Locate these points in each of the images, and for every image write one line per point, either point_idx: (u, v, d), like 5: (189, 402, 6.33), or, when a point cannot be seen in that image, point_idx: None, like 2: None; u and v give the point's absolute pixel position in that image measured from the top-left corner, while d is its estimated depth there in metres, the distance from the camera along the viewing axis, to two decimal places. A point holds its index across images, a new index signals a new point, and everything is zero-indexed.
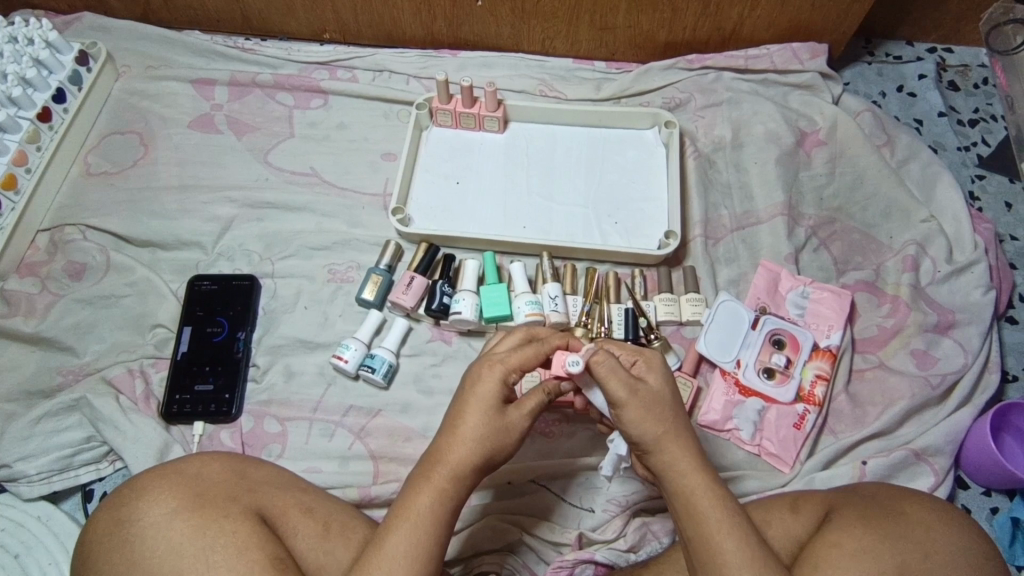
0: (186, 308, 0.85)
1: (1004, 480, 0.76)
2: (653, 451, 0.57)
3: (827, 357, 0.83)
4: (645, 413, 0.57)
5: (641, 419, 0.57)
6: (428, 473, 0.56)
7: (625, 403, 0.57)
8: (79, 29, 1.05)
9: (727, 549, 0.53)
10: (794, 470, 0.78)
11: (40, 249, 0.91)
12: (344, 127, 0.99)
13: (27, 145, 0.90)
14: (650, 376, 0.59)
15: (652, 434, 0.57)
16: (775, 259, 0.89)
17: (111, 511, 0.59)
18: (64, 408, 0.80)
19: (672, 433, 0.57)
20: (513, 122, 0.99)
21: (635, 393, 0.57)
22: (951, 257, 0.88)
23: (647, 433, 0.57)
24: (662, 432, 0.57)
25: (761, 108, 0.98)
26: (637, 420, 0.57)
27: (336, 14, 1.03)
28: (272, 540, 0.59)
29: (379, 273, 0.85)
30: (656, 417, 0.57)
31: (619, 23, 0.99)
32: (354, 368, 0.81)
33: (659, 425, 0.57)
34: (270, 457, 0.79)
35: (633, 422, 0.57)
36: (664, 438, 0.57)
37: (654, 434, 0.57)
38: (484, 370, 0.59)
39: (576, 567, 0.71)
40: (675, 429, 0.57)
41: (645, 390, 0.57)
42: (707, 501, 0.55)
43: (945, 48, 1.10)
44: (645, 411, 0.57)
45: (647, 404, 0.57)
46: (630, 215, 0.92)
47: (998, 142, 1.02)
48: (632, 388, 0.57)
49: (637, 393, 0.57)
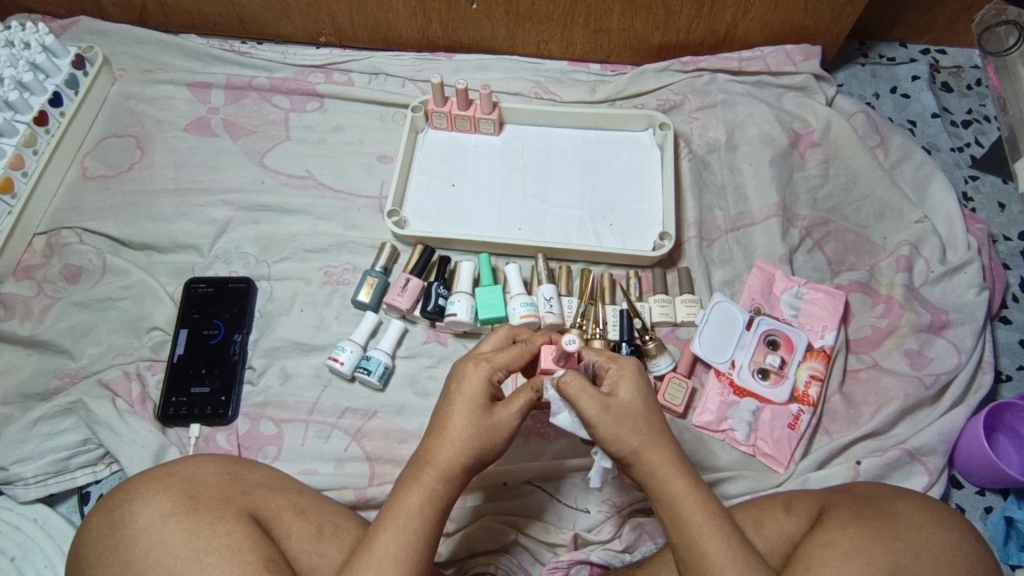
0: (183, 311, 0.86)
1: (997, 480, 0.76)
2: (633, 462, 0.57)
3: (821, 358, 0.84)
4: (620, 427, 0.56)
5: (617, 434, 0.56)
6: (416, 474, 0.57)
7: (599, 421, 0.57)
8: (76, 34, 1.06)
9: (711, 552, 0.53)
10: (788, 469, 0.78)
11: (36, 252, 0.91)
12: (340, 130, 1.00)
13: (23, 149, 0.90)
14: (622, 387, 0.58)
15: (630, 446, 0.57)
16: (769, 260, 0.89)
17: (105, 513, 0.59)
18: (60, 411, 0.81)
19: (648, 443, 0.57)
20: (508, 124, 0.99)
21: (608, 409, 0.57)
22: (945, 258, 0.89)
23: (625, 446, 0.57)
24: (639, 442, 0.57)
25: (755, 110, 0.99)
26: (613, 436, 0.57)
27: (332, 17, 1.03)
28: (266, 542, 0.59)
29: (375, 276, 0.86)
30: (633, 429, 0.57)
31: (613, 26, 0.99)
32: (351, 369, 0.81)
33: (637, 435, 0.56)
34: (266, 459, 0.79)
35: (609, 438, 0.57)
36: (642, 448, 0.57)
37: (631, 447, 0.57)
38: (470, 368, 0.60)
39: (571, 568, 0.72)
40: (653, 436, 0.57)
41: (618, 404, 0.57)
42: (689, 507, 0.55)
43: (939, 50, 1.11)
44: (620, 426, 0.56)
45: (621, 418, 0.57)
46: (625, 216, 0.92)
47: (991, 143, 1.02)
48: (604, 406, 0.57)
49: (609, 409, 0.57)
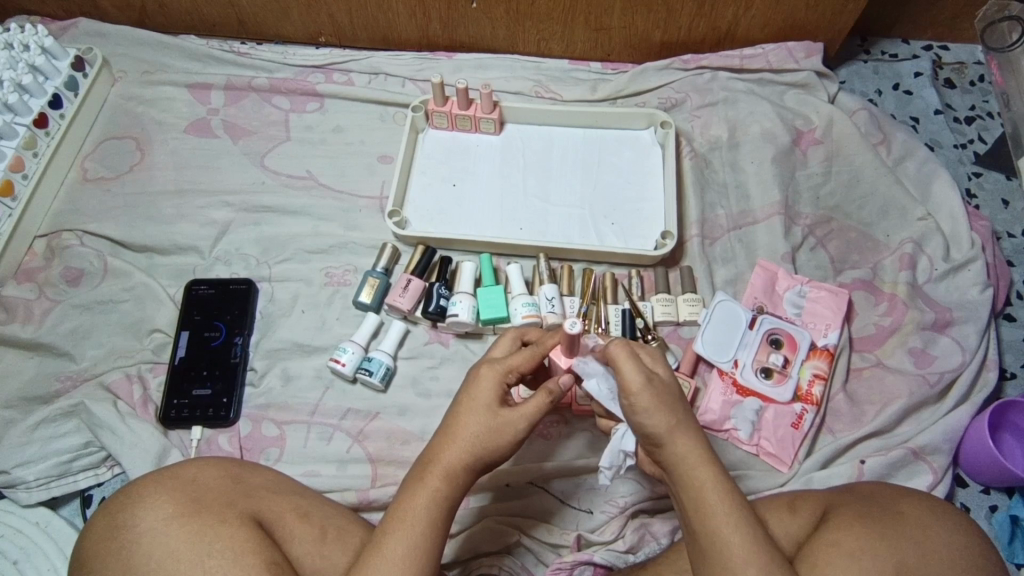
0: (184, 313, 0.85)
1: (1003, 479, 0.76)
2: (664, 441, 0.56)
3: (824, 357, 0.83)
4: (659, 400, 0.56)
5: (654, 407, 0.56)
6: (422, 475, 0.57)
7: (638, 391, 0.56)
8: (75, 35, 1.05)
9: (735, 544, 0.53)
10: (792, 469, 0.78)
11: (37, 255, 0.91)
12: (340, 130, 0.99)
13: (24, 151, 0.90)
14: (659, 367, 0.60)
15: (666, 423, 0.56)
16: (772, 259, 0.89)
17: (106, 519, 0.59)
18: (62, 414, 0.80)
19: (681, 425, 0.57)
20: (509, 123, 0.99)
21: (650, 380, 0.57)
22: (948, 255, 0.88)
23: (659, 422, 0.56)
24: (672, 422, 0.56)
25: (757, 108, 0.98)
26: (651, 407, 0.56)
27: (331, 17, 1.03)
28: (269, 546, 0.59)
29: (376, 276, 0.85)
30: (667, 407, 0.57)
31: (615, 24, 0.99)
32: (352, 370, 0.81)
33: (671, 414, 0.57)
34: (268, 462, 0.79)
35: (647, 410, 0.56)
36: (674, 428, 0.56)
37: (666, 424, 0.56)
38: (482, 371, 0.60)
39: (575, 568, 0.71)
40: (684, 420, 0.57)
41: (658, 380, 0.58)
42: (716, 494, 0.54)
43: (941, 46, 1.10)
44: (657, 400, 0.56)
45: (659, 393, 0.57)
46: (627, 215, 0.92)
47: (994, 139, 1.02)
48: (646, 377, 0.57)
49: (651, 381, 0.57)
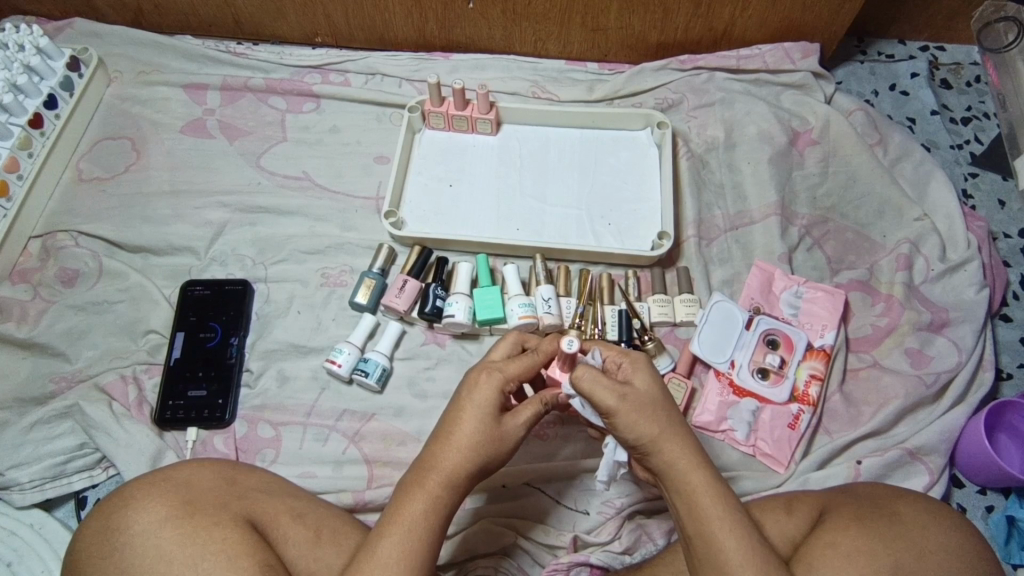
0: (179, 314, 0.85)
1: (1000, 479, 0.76)
2: (651, 450, 0.57)
3: (821, 357, 0.83)
4: (638, 414, 0.56)
5: (634, 421, 0.56)
6: (421, 479, 0.56)
7: (614, 410, 0.57)
8: (70, 36, 1.05)
9: (729, 547, 0.53)
10: (789, 470, 0.78)
11: (32, 255, 0.91)
12: (337, 131, 0.99)
13: (18, 152, 0.89)
14: (638, 378, 0.59)
15: (648, 435, 0.56)
16: (769, 259, 0.89)
17: (100, 520, 0.59)
18: (56, 415, 0.80)
19: (666, 432, 0.56)
20: (506, 124, 0.99)
21: (625, 398, 0.57)
22: (945, 256, 0.88)
23: (643, 434, 0.56)
24: (657, 431, 0.56)
25: (754, 108, 0.98)
26: (632, 422, 0.56)
27: (328, 17, 1.03)
28: (264, 548, 0.58)
29: (373, 277, 0.85)
30: (649, 417, 0.57)
31: (611, 24, 0.99)
32: (348, 371, 0.81)
33: (653, 425, 0.56)
34: (263, 463, 0.79)
35: (627, 426, 0.57)
36: (659, 437, 0.56)
37: (650, 435, 0.56)
38: (482, 377, 0.59)
39: (571, 569, 0.71)
40: (670, 426, 0.57)
41: (635, 394, 0.57)
42: (708, 498, 0.54)
43: (938, 46, 1.10)
44: (637, 413, 0.56)
45: (638, 407, 0.57)
46: (624, 216, 0.92)
47: (991, 140, 1.02)
48: (620, 395, 0.57)
49: (626, 398, 0.57)
